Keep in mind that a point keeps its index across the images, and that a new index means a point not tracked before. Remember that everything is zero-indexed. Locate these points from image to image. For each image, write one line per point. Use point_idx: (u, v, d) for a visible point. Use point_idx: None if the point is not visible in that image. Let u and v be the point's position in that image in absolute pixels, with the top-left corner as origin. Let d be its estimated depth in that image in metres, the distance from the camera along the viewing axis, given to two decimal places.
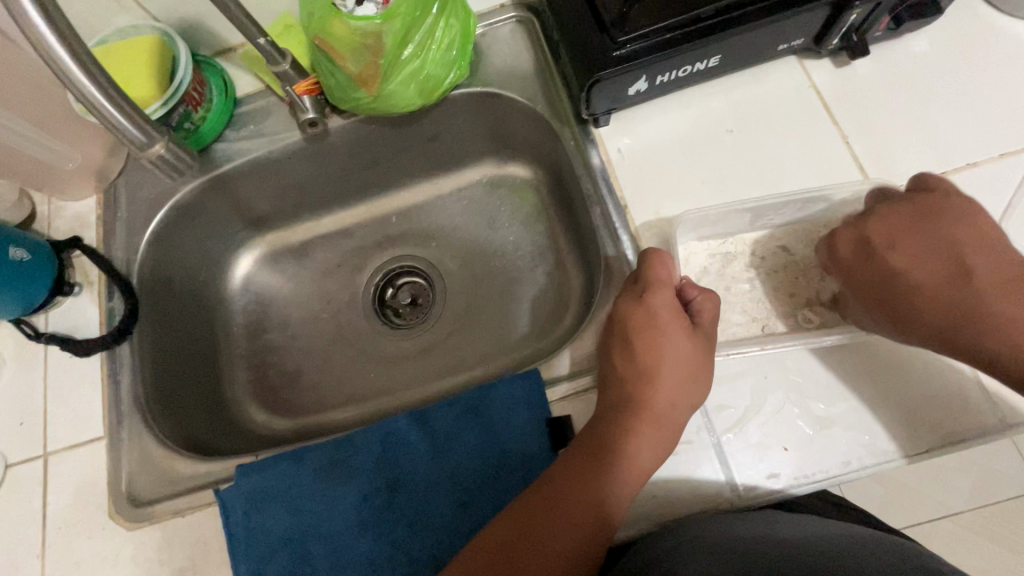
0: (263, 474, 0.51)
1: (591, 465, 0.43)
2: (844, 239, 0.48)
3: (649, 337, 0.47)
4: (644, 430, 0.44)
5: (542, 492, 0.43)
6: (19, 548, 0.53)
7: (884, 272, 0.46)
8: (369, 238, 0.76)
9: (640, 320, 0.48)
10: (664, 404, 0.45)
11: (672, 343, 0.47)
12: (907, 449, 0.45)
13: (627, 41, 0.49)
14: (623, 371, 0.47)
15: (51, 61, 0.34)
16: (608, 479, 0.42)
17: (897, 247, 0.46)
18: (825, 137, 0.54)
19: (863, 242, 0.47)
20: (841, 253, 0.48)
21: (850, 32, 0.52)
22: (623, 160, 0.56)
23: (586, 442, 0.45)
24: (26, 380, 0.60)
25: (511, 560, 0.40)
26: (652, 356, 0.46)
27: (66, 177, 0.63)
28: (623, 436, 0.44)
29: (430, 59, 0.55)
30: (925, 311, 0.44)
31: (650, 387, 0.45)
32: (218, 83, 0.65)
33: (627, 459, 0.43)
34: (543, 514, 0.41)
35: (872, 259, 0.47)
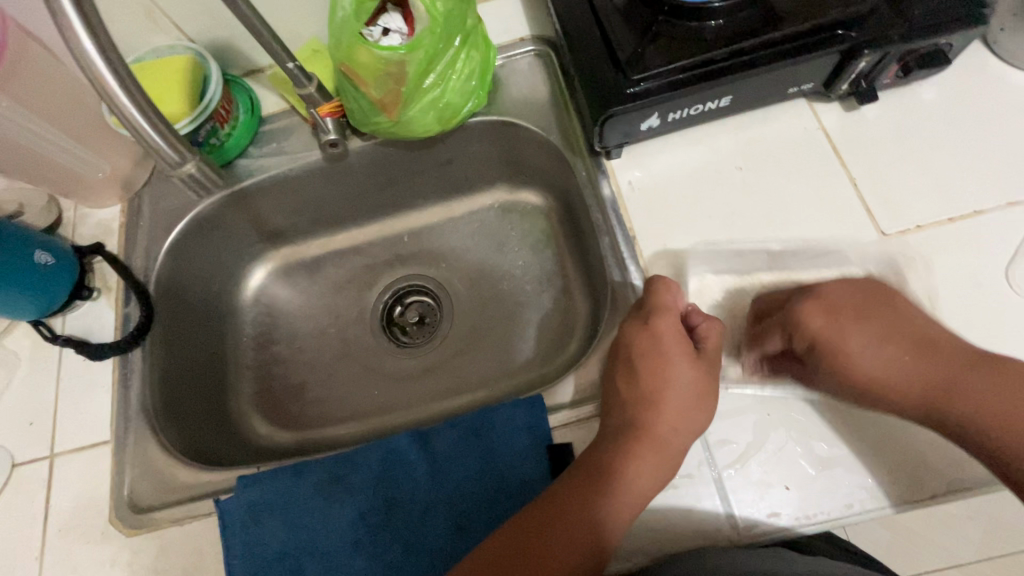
0: (263, 486, 0.52)
1: (589, 488, 0.43)
2: (814, 311, 0.47)
3: (651, 362, 0.47)
4: (645, 454, 0.44)
5: (538, 515, 0.42)
6: (18, 548, 0.54)
7: (842, 348, 0.46)
8: (380, 256, 0.78)
9: (644, 343, 0.48)
10: (665, 428, 0.45)
11: (679, 371, 0.47)
12: (911, 495, 0.45)
13: (641, 80, 0.51)
14: (627, 396, 0.47)
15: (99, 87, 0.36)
16: (605, 505, 0.42)
17: (855, 325, 0.46)
18: (833, 178, 0.55)
19: (830, 316, 0.47)
20: (808, 322, 0.47)
21: (859, 78, 0.53)
22: (633, 192, 0.58)
23: (585, 466, 0.45)
24: (39, 381, 0.61)
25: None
26: (657, 382, 0.47)
27: (94, 185, 0.66)
28: (623, 461, 0.44)
29: (450, 88, 0.57)
30: (895, 395, 0.45)
31: (653, 412, 0.46)
32: (245, 102, 0.68)
33: (625, 484, 0.43)
34: (539, 537, 0.41)
35: (838, 336, 0.46)
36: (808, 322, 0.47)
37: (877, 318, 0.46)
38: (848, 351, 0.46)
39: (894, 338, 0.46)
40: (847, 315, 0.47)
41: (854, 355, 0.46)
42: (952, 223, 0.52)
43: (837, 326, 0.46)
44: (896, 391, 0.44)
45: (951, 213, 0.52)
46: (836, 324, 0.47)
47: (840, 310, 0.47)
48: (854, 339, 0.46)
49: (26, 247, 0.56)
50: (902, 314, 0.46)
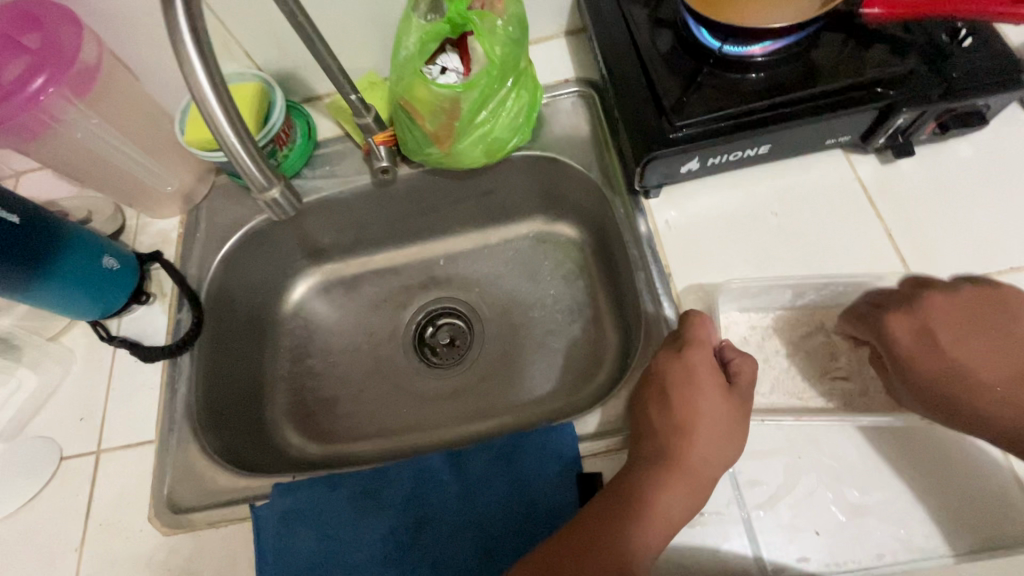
0: (300, 494, 0.53)
1: (619, 512, 0.44)
2: (903, 322, 0.48)
3: (684, 393, 0.48)
4: (676, 482, 0.45)
5: (570, 541, 0.43)
6: (60, 539, 0.56)
7: (928, 369, 0.46)
8: (416, 278, 0.81)
9: (677, 375, 0.49)
10: (697, 459, 0.46)
11: (706, 398, 0.48)
12: (943, 550, 0.44)
13: (684, 126, 0.53)
14: (658, 424, 0.48)
15: (200, 105, 0.36)
16: (635, 532, 0.43)
17: (944, 345, 0.47)
18: (868, 228, 0.56)
19: (919, 335, 0.48)
20: (898, 337, 0.48)
21: (897, 133, 0.55)
22: (670, 231, 0.60)
23: (615, 493, 0.46)
24: (92, 379, 0.64)
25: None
26: (687, 412, 0.47)
27: (158, 197, 0.70)
28: (654, 490, 0.45)
29: (499, 125, 0.61)
30: (991, 413, 0.45)
31: (685, 440, 0.46)
32: (303, 126, 0.72)
33: (655, 510, 0.44)
34: (573, 562, 0.42)
35: (927, 354, 0.47)
36: (895, 336, 0.48)
37: (975, 339, 0.47)
38: (934, 369, 0.46)
39: (983, 356, 0.46)
40: (936, 330, 0.47)
41: (944, 377, 0.46)
42: (988, 277, 0.52)
43: (927, 347, 0.47)
44: (995, 405, 0.45)
45: (988, 268, 0.53)
46: (926, 341, 0.47)
47: (931, 322, 0.47)
48: (941, 357, 0.47)
49: (96, 252, 0.60)
50: (1002, 332, 0.47)
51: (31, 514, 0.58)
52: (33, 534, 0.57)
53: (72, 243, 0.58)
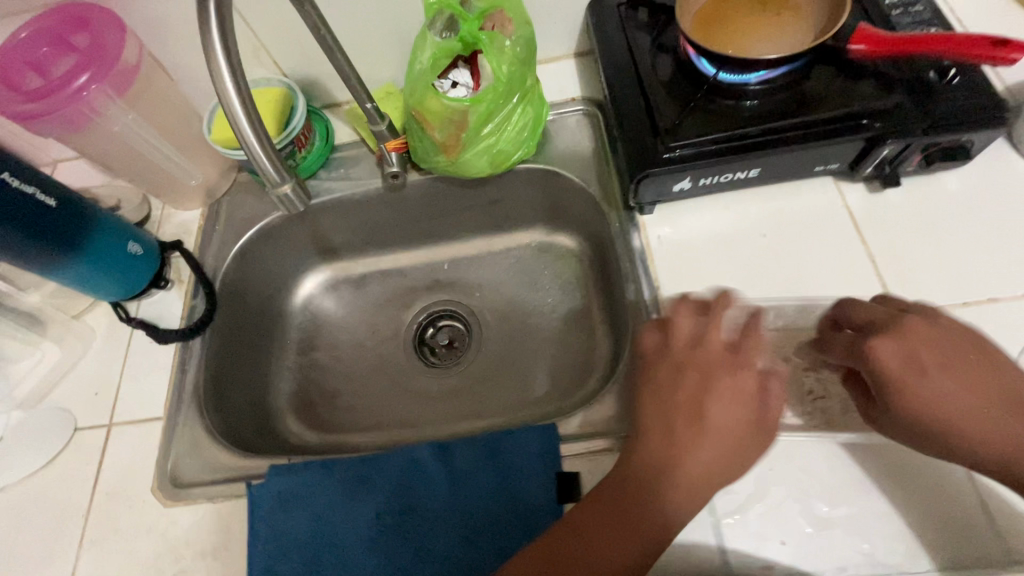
0: (293, 476, 0.56)
1: (610, 524, 0.43)
2: (890, 348, 0.45)
3: (703, 403, 0.45)
4: (676, 495, 0.43)
5: (568, 536, 0.43)
6: (68, 505, 0.59)
7: (914, 399, 0.44)
8: (420, 280, 0.84)
9: (695, 382, 0.46)
10: (701, 473, 0.43)
11: (721, 408, 0.44)
12: (907, 567, 0.46)
13: (676, 147, 0.56)
14: (663, 428, 0.45)
15: (227, 111, 0.40)
16: (637, 526, 0.42)
17: (935, 373, 0.44)
18: (853, 253, 0.58)
19: (908, 360, 0.44)
20: (885, 361, 0.45)
21: (884, 163, 0.57)
22: (661, 247, 0.62)
23: (609, 501, 0.44)
24: (110, 357, 0.68)
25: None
26: (692, 412, 0.45)
27: (183, 190, 0.75)
28: (652, 503, 0.43)
29: (504, 137, 0.64)
30: (972, 446, 0.43)
31: (693, 454, 0.43)
32: (322, 130, 0.76)
33: (648, 525, 0.42)
34: (578, 550, 0.42)
35: (916, 379, 0.44)
36: (882, 364, 0.45)
37: (960, 367, 0.44)
38: (917, 399, 0.44)
39: (973, 387, 0.44)
40: (926, 360, 0.44)
41: (927, 406, 0.44)
42: (964, 306, 0.54)
43: (916, 377, 0.44)
44: (978, 438, 0.43)
45: (965, 297, 0.54)
46: (916, 370, 0.44)
47: (922, 353, 0.44)
48: (930, 388, 0.44)
49: (122, 238, 0.65)
50: (984, 360, 0.45)
51: (44, 480, 0.61)
52: (44, 499, 0.60)
53: (101, 226, 0.63)
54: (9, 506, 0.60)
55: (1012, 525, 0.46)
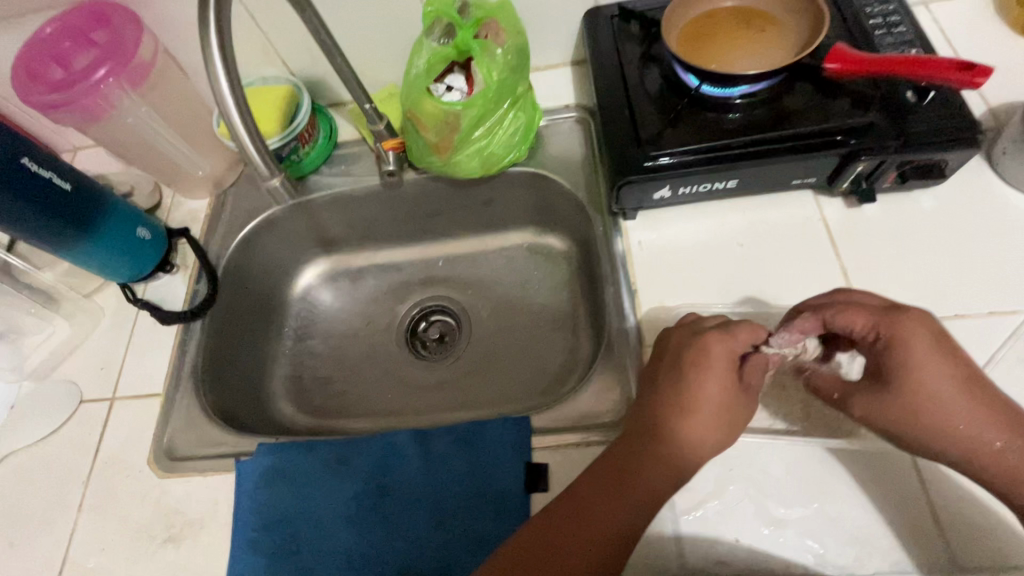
0: (280, 454, 0.60)
1: (606, 494, 0.45)
2: (923, 328, 0.44)
3: (692, 375, 0.46)
4: (665, 459, 0.45)
5: (560, 509, 0.46)
6: (71, 471, 0.63)
7: (922, 379, 0.44)
8: (415, 275, 0.87)
9: (689, 355, 0.47)
10: (691, 441, 0.45)
11: (711, 381, 0.46)
12: (857, 571, 0.47)
13: (656, 156, 0.59)
14: (658, 399, 0.47)
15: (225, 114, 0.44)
16: (624, 504, 0.45)
17: (948, 363, 0.44)
18: (826, 265, 0.60)
19: (937, 341, 0.44)
20: (917, 339, 0.44)
21: (860, 179, 0.59)
22: (641, 251, 0.64)
23: (603, 470, 0.47)
24: (116, 334, 0.72)
25: (532, 570, 0.43)
26: (682, 384, 0.46)
27: (192, 180, 0.78)
28: (642, 468, 0.45)
29: (495, 141, 0.67)
30: (955, 443, 0.44)
31: (683, 423, 0.45)
32: (326, 127, 0.80)
33: (639, 489, 0.45)
34: (574, 521, 0.44)
35: (934, 362, 0.44)
36: (914, 337, 0.44)
37: (967, 360, 0.45)
38: (925, 381, 0.44)
39: (968, 385, 0.44)
40: (949, 348, 0.44)
41: (933, 394, 0.44)
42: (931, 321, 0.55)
43: (937, 358, 0.44)
44: (965, 434, 0.44)
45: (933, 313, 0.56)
46: (939, 353, 0.44)
47: (950, 338, 0.44)
48: (940, 372, 0.44)
49: (133, 222, 0.69)
50: (979, 370, 0.45)
51: (50, 447, 0.65)
52: (48, 464, 0.64)
53: (111, 210, 0.66)
54: (17, 470, 0.64)
55: (962, 534, 0.47)
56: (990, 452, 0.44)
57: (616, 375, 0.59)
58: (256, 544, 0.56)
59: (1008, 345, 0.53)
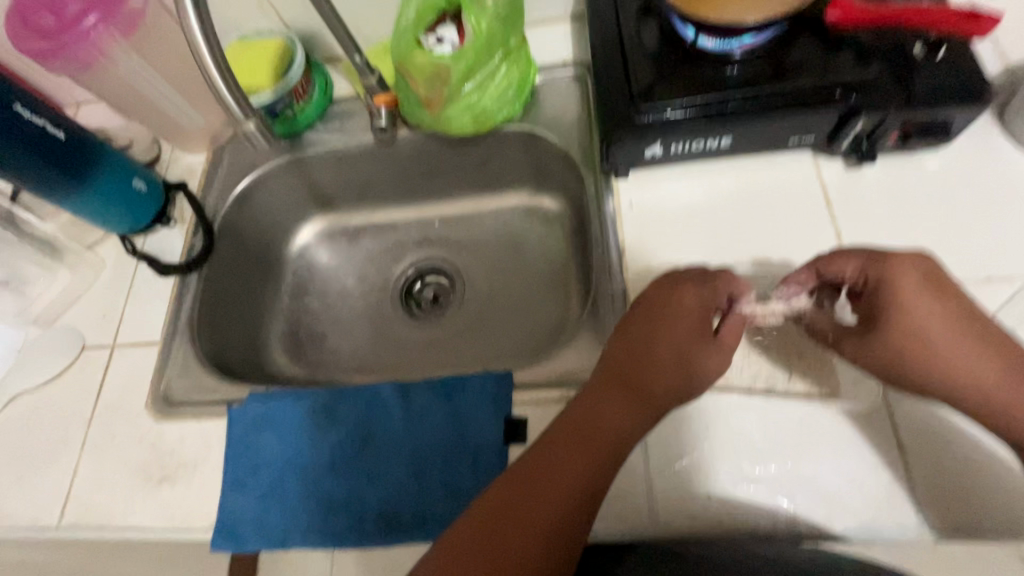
0: (269, 401, 0.61)
1: (574, 438, 0.47)
2: (910, 269, 0.45)
3: (665, 319, 0.49)
4: (635, 403, 0.47)
5: (530, 464, 0.46)
6: (75, 413, 0.66)
7: (914, 315, 0.44)
8: (411, 236, 0.87)
9: (663, 304, 0.50)
10: (659, 386, 0.47)
11: (681, 328, 0.48)
12: (826, 531, 0.47)
13: (648, 110, 0.57)
14: (631, 345, 0.49)
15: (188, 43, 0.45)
16: (591, 457, 0.46)
17: (937, 301, 0.44)
18: (821, 228, 0.58)
19: (925, 281, 0.45)
20: (904, 280, 0.45)
21: (861, 138, 0.57)
22: (632, 211, 0.63)
23: (573, 417, 0.48)
24: (116, 284, 0.74)
25: (507, 518, 0.43)
26: (652, 332, 0.49)
27: (188, 134, 0.79)
28: (609, 411, 0.47)
29: (487, 95, 0.67)
30: (953, 383, 0.44)
31: (654, 367, 0.48)
32: (321, 83, 0.79)
33: (607, 433, 0.47)
34: (544, 467, 0.45)
35: (924, 301, 0.44)
36: (901, 275, 0.45)
37: (960, 301, 0.45)
38: (915, 317, 0.44)
39: (962, 321, 0.44)
40: (936, 289, 0.45)
41: (924, 334, 0.44)
42: None
43: (927, 297, 0.44)
44: (962, 374, 0.44)
45: None
46: (928, 293, 0.45)
47: (940, 277, 0.45)
48: (932, 308, 0.44)
49: (128, 173, 0.70)
50: (975, 307, 0.45)
51: (54, 390, 0.68)
52: (53, 406, 0.67)
53: (106, 160, 0.67)
54: (24, 411, 0.67)
55: (937, 499, 0.47)
56: (995, 392, 0.43)
57: (599, 334, 0.59)
58: (246, 486, 0.58)
59: (1004, 313, 0.51)
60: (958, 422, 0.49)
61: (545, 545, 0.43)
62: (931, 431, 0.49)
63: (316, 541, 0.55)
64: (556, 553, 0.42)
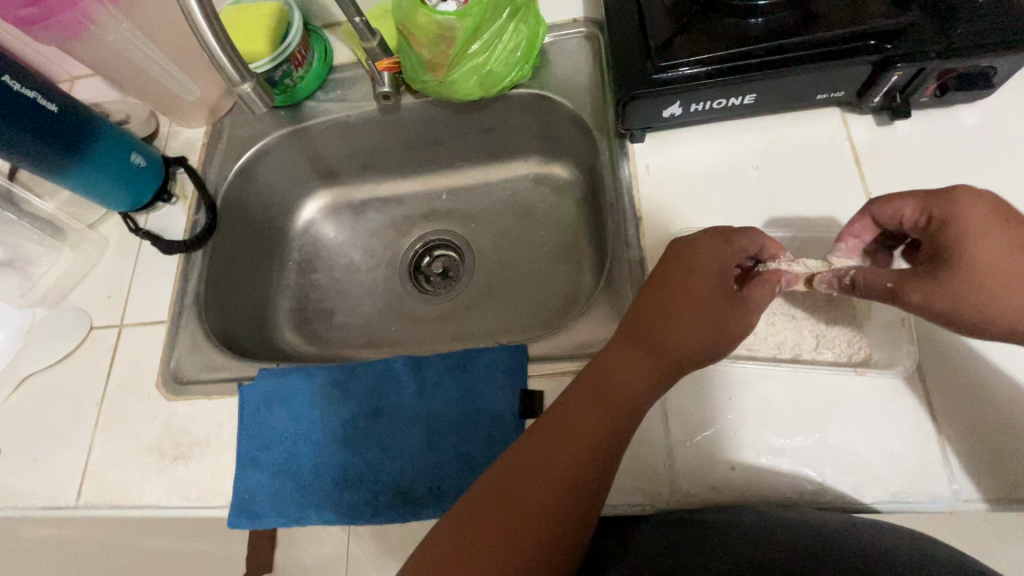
0: (280, 377, 0.60)
1: (590, 399, 0.45)
2: (979, 203, 0.42)
3: (683, 276, 0.48)
4: (652, 362, 0.46)
5: (540, 430, 0.44)
6: (85, 392, 0.66)
7: (985, 247, 0.41)
8: (417, 208, 0.85)
9: (680, 260, 0.48)
10: (676, 343, 0.46)
11: (700, 283, 0.47)
12: (852, 501, 0.46)
13: (666, 67, 0.54)
14: (648, 304, 0.48)
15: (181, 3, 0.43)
16: (605, 421, 0.44)
17: (1011, 233, 0.40)
18: (849, 189, 0.55)
19: (995, 211, 0.41)
20: (971, 212, 0.41)
21: (894, 92, 0.53)
22: (648, 176, 0.60)
23: (588, 379, 0.47)
24: (121, 263, 0.73)
25: (521, 481, 0.42)
26: (670, 288, 0.48)
27: (186, 107, 0.76)
28: (626, 371, 0.46)
29: (495, 56, 0.63)
30: None
31: (670, 323, 0.47)
32: (319, 50, 0.75)
33: (624, 393, 0.45)
34: (559, 429, 0.44)
35: (999, 231, 0.40)
36: (967, 207, 0.42)
37: None
38: (987, 250, 0.40)
39: None
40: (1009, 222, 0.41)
41: (1002, 267, 0.40)
42: None
43: (1000, 227, 0.41)
44: None
45: None
46: (996, 225, 0.41)
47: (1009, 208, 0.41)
48: (1004, 240, 0.40)
49: (126, 148, 0.67)
50: None
51: (63, 370, 0.67)
52: (63, 386, 0.67)
53: (104, 135, 0.65)
54: (34, 391, 0.67)
55: (967, 467, 0.46)
56: None
57: (614, 304, 0.57)
58: (259, 462, 0.57)
59: None
60: (992, 388, 0.47)
61: (559, 512, 0.41)
62: (962, 398, 0.47)
63: (332, 517, 0.54)
64: (570, 519, 0.41)
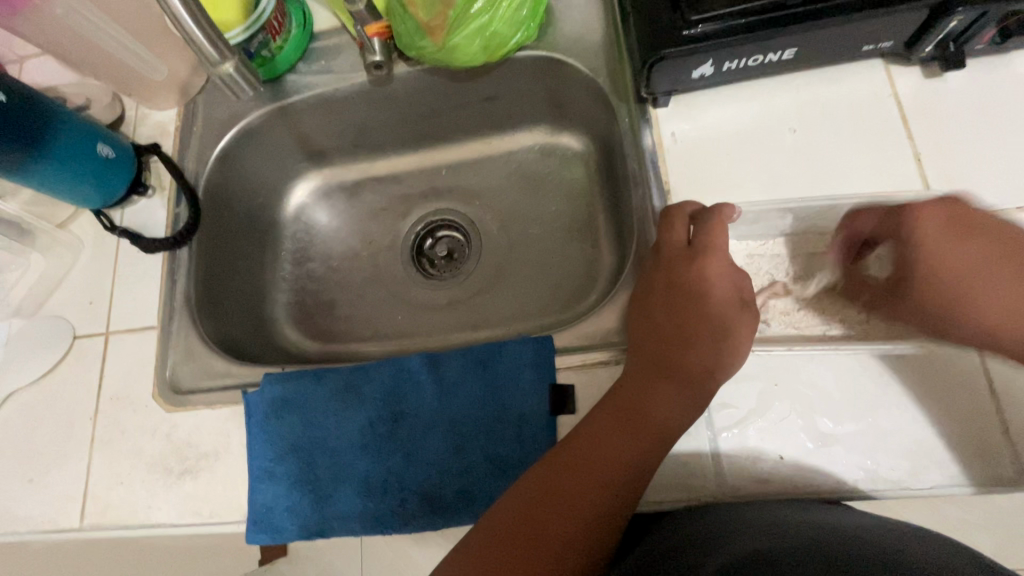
0: (287, 384, 0.56)
1: (619, 426, 0.45)
2: (933, 212, 0.45)
3: (688, 297, 0.48)
4: (674, 388, 0.45)
5: (566, 454, 0.44)
6: (77, 408, 0.61)
7: (951, 258, 0.45)
8: (416, 187, 0.79)
9: (661, 283, 0.49)
10: (698, 367, 0.46)
11: (713, 302, 0.47)
12: (908, 485, 0.43)
13: (699, 21, 0.48)
14: (663, 325, 0.48)
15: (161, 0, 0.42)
16: (635, 448, 0.44)
17: (963, 241, 0.45)
18: (894, 150, 0.51)
19: (949, 221, 0.45)
20: (926, 224, 0.45)
21: (948, 40, 0.48)
22: (675, 144, 0.55)
23: (614, 403, 0.46)
24: (100, 265, 0.67)
25: (545, 507, 0.42)
26: (673, 308, 0.48)
27: (154, 87, 0.69)
28: (653, 396, 0.45)
29: (499, 16, 0.56)
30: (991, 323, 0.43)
31: (687, 349, 0.46)
32: (299, 14, 0.67)
33: (653, 421, 0.44)
34: (586, 455, 0.44)
35: (948, 245, 0.45)
36: (922, 223, 0.45)
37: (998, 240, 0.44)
38: (941, 259, 0.45)
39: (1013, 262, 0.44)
40: (966, 228, 0.45)
41: (958, 271, 0.44)
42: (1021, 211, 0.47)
43: (951, 240, 0.45)
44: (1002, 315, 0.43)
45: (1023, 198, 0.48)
46: (947, 234, 0.45)
47: (964, 220, 0.45)
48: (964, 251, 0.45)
49: (91, 138, 0.60)
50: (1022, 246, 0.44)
51: (49, 385, 0.62)
52: (51, 402, 0.62)
53: (64, 126, 0.58)
54: (21, 409, 0.62)
55: None
56: None
57: None
58: (273, 475, 0.54)
59: None
60: None
61: (584, 536, 0.42)
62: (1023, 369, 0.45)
63: (357, 528, 0.52)
64: (596, 545, 0.42)
